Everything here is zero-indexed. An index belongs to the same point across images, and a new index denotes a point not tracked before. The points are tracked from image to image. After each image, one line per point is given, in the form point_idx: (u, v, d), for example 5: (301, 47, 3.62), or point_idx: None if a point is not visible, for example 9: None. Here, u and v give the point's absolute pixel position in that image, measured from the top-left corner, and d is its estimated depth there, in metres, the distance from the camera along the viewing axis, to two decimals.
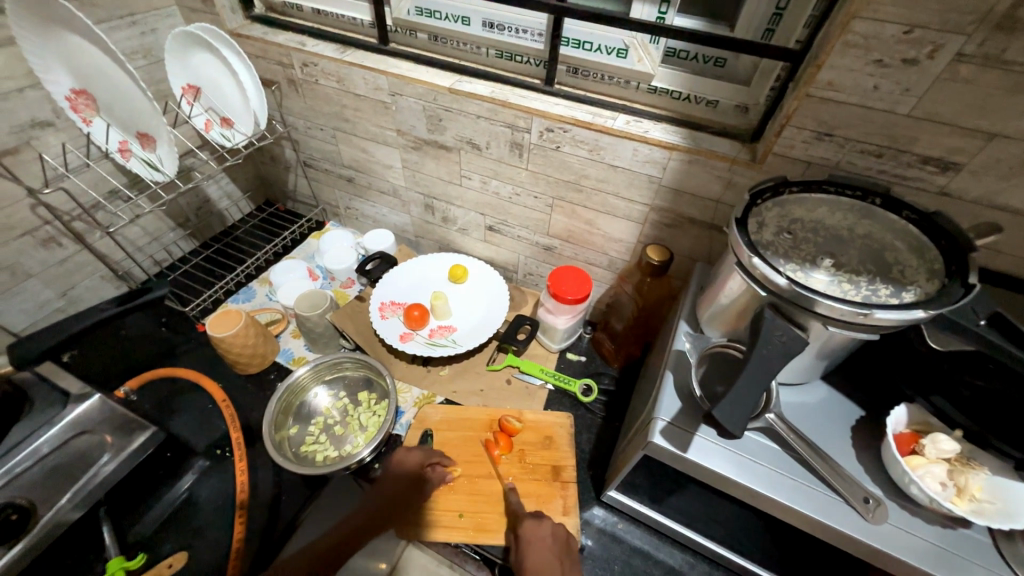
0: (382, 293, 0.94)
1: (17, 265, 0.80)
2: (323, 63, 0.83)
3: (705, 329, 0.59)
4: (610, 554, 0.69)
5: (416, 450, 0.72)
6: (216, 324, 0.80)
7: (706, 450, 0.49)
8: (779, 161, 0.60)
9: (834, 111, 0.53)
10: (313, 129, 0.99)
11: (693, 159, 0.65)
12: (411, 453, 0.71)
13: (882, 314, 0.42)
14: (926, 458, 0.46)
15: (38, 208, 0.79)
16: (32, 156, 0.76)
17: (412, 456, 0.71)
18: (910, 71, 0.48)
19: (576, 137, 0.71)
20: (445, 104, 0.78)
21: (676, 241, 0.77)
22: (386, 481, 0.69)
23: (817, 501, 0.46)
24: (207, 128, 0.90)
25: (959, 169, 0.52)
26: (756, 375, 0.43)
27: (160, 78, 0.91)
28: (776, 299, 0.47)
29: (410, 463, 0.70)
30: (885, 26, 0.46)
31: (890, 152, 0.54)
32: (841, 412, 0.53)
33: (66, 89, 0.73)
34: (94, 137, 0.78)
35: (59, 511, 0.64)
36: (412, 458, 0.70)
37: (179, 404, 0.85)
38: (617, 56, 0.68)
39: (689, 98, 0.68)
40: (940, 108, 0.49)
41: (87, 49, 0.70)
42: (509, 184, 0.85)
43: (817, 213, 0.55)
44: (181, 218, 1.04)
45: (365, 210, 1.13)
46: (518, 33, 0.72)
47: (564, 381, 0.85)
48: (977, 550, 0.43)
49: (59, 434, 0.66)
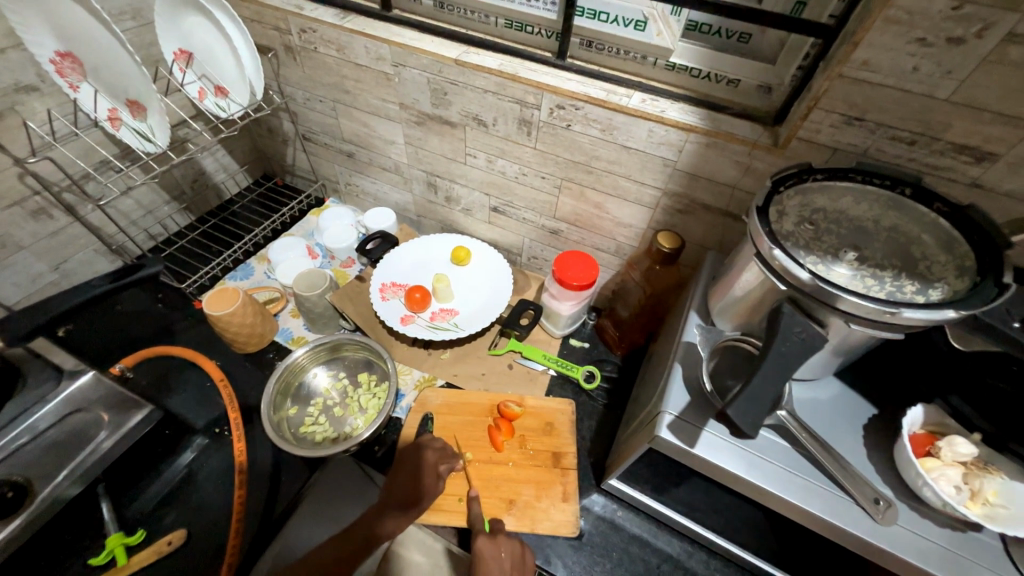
0: (383, 274, 0.91)
1: (8, 237, 0.78)
2: (321, 29, 0.79)
3: (716, 321, 0.57)
4: (608, 541, 0.69)
5: (430, 450, 0.68)
6: (213, 303, 0.78)
7: (715, 446, 0.48)
8: (802, 146, 0.57)
9: (868, 93, 0.50)
10: (312, 100, 0.94)
11: (712, 142, 0.62)
12: (426, 452, 0.67)
13: (909, 313, 0.40)
14: (941, 461, 0.45)
15: (26, 178, 0.76)
16: (17, 123, 0.73)
17: (427, 455, 0.67)
18: (954, 52, 0.44)
19: (588, 115, 0.67)
20: (451, 77, 0.74)
21: (688, 228, 0.74)
22: (399, 483, 0.66)
23: (826, 500, 0.45)
24: (201, 98, 0.85)
25: (995, 159, 0.49)
26: (773, 372, 0.41)
27: (150, 41, 0.87)
28: (796, 293, 0.45)
29: (423, 464, 0.66)
30: (932, 1, 0.42)
31: (923, 140, 0.51)
32: (852, 409, 0.51)
33: (50, 51, 0.68)
34: (82, 104, 0.73)
35: (58, 487, 0.63)
36: (426, 458, 0.67)
37: (176, 382, 0.84)
38: (635, 28, 0.64)
39: (710, 77, 0.64)
40: (981, 93, 0.46)
41: (72, 9, 0.65)
42: (515, 163, 0.81)
43: (841, 203, 0.52)
44: (176, 191, 1.01)
45: (366, 186, 1.09)
46: (529, 1, 0.68)
47: (566, 368, 0.83)
48: (988, 554, 0.42)
49: (54, 410, 0.67)
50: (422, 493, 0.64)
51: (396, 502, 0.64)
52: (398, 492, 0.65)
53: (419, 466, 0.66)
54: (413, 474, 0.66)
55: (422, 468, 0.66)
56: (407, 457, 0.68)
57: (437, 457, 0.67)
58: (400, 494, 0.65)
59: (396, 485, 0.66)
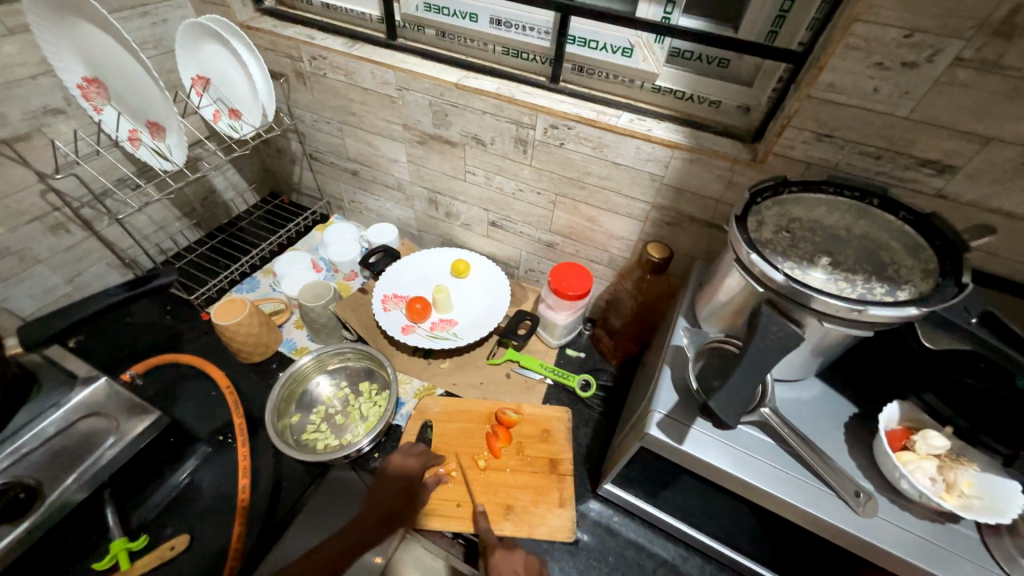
0: (385, 286, 0.95)
1: (26, 250, 0.82)
2: (331, 56, 0.84)
3: (702, 325, 0.60)
4: (605, 546, 0.70)
5: (412, 457, 0.71)
6: (221, 313, 0.81)
7: (703, 442, 0.50)
8: (778, 161, 0.61)
9: (835, 112, 0.54)
10: (320, 122, 1.00)
11: (695, 158, 0.66)
12: (407, 460, 0.70)
13: (876, 310, 0.43)
14: (916, 454, 0.47)
15: (47, 194, 0.81)
16: (44, 143, 0.78)
17: (409, 463, 0.70)
18: (910, 75, 0.48)
19: (580, 134, 0.72)
20: (451, 99, 0.79)
21: (677, 239, 0.78)
22: (383, 491, 0.68)
23: (809, 494, 0.47)
24: (215, 119, 0.89)
25: (956, 172, 0.53)
26: (753, 367, 0.43)
27: (170, 68, 0.92)
28: (773, 295, 0.48)
29: (406, 472, 0.69)
30: (886, 30, 0.47)
31: (889, 154, 0.55)
32: (834, 408, 0.54)
33: (78, 77, 0.74)
34: (105, 125, 0.79)
35: (66, 491, 0.65)
36: (410, 465, 0.70)
37: (183, 392, 0.86)
38: (623, 55, 0.69)
39: (692, 98, 0.69)
40: (938, 111, 0.50)
41: (100, 38, 0.70)
42: (513, 180, 0.86)
43: (816, 212, 0.56)
44: (187, 207, 1.05)
45: (369, 203, 1.14)
46: (524, 31, 0.73)
47: (562, 376, 0.86)
48: (965, 544, 0.44)
49: (64, 416, 0.66)
50: (409, 499, 0.67)
51: (379, 511, 0.67)
52: (381, 502, 0.68)
53: (402, 475, 0.69)
54: (397, 485, 0.68)
55: (405, 476, 0.69)
56: (392, 467, 0.70)
57: (422, 464, 0.70)
58: (383, 504, 0.67)
59: (381, 495, 0.68)
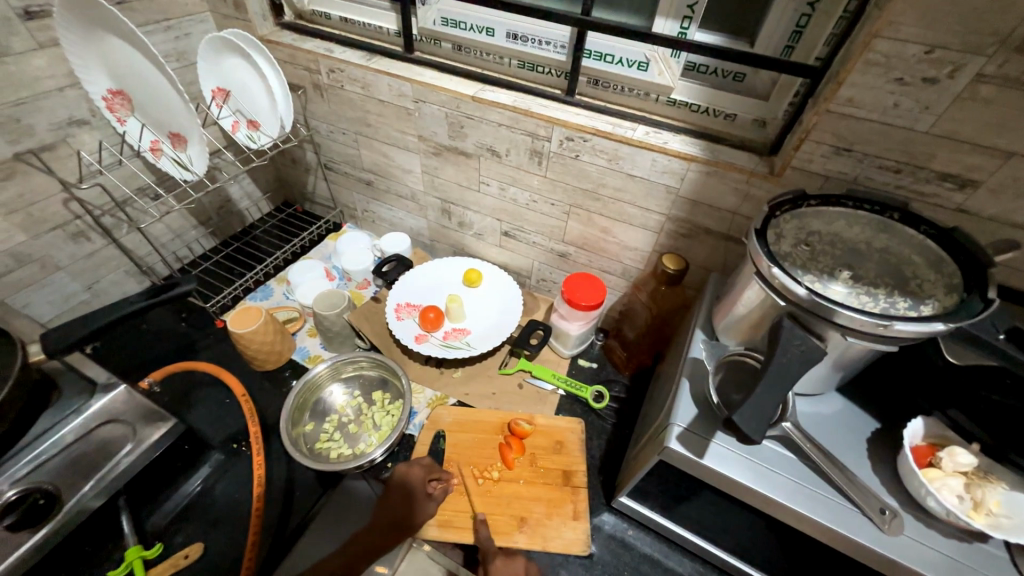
0: (398, 295, 0.95)
1: (48, 257, 0.83)
2: (349, 69, 0.86)
3: (720, 337, 0.60)
4: (620, 561, 0.69)
5: (417, 466, 0.70)
6: (237, 320, 0.81)
7: (723, 456, 0.50)
8: (796, 174, 0.61)
9: (855, 126, 0.54)
10: (336, 133, 1.01)
11: (712, 170, 0.66)
12: (412, 468, 0.69)
13: (902, 326, 0.43)
14: (943, 471, 0.46)
15: (70, 203, 0.82)
16: (69, 153, 0.80)
17: (413, 471, 0.69)
18: (930, 90, 0.49)
19: (596, 146, 0.72)
20: (467, 112, 0.80)
21: (691, 251, 0.78)
22: (390, 503, 0.67)
23: (834, 511, 0.47)
24: (234, 130, 0.92)
25: (977, 186, 0.53)
26: (776, 382, 0.43)
27: (191, 81, 0.95)
28: (795, 308, 0.48)
29: (410, 480, 0.68)
30: (906, 46, 0.47)
31: (909, 168, 0.55)
32: (856, 423, 0.53)
33: (103, 90, 0.76)
34: (129, 136, 0.81)
35: (84, 498, 0.64)
36: (414, 474, 0.69)
37: (197, 399, 0.87)
38: (639, 69, 0.70)
39: (708, 111, 0.70)
40: (959, 126, 0.50)
41: (125, 50, 0.72)
42: (527, 191, 0.86)
43: (835, 226, 0.56)
44: (203, 216, 1.06)
45: (382, 213, 1.15)
46: (541, 45, 0.74)
47: (575, 387, 0.85)
48: (994, 564, 0.43)
49: (83, 423, 0.66)
50: (412, 509, 0.66)
51: (386, 520, 0.66)
52: (386, 512, 0.67)
53: (409, 486, 0.68)
54: (403, 496, 0.67)
55: (410, 486, 0.68)
56: (397, 478, 0.69)
57: (425, 472, 0.69)
58: (390, 512, 0.67)
59: (387, 506, 0.67)
